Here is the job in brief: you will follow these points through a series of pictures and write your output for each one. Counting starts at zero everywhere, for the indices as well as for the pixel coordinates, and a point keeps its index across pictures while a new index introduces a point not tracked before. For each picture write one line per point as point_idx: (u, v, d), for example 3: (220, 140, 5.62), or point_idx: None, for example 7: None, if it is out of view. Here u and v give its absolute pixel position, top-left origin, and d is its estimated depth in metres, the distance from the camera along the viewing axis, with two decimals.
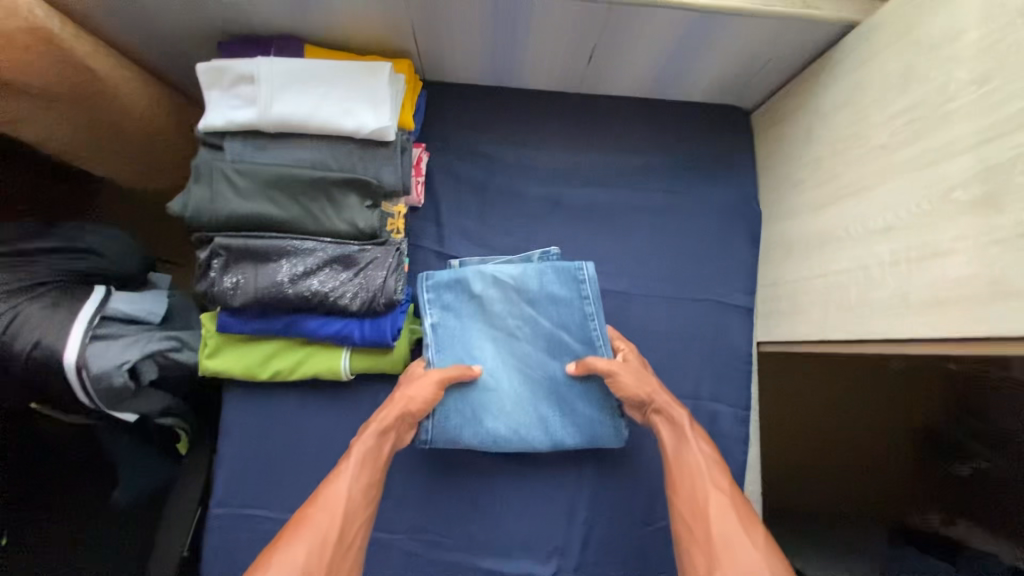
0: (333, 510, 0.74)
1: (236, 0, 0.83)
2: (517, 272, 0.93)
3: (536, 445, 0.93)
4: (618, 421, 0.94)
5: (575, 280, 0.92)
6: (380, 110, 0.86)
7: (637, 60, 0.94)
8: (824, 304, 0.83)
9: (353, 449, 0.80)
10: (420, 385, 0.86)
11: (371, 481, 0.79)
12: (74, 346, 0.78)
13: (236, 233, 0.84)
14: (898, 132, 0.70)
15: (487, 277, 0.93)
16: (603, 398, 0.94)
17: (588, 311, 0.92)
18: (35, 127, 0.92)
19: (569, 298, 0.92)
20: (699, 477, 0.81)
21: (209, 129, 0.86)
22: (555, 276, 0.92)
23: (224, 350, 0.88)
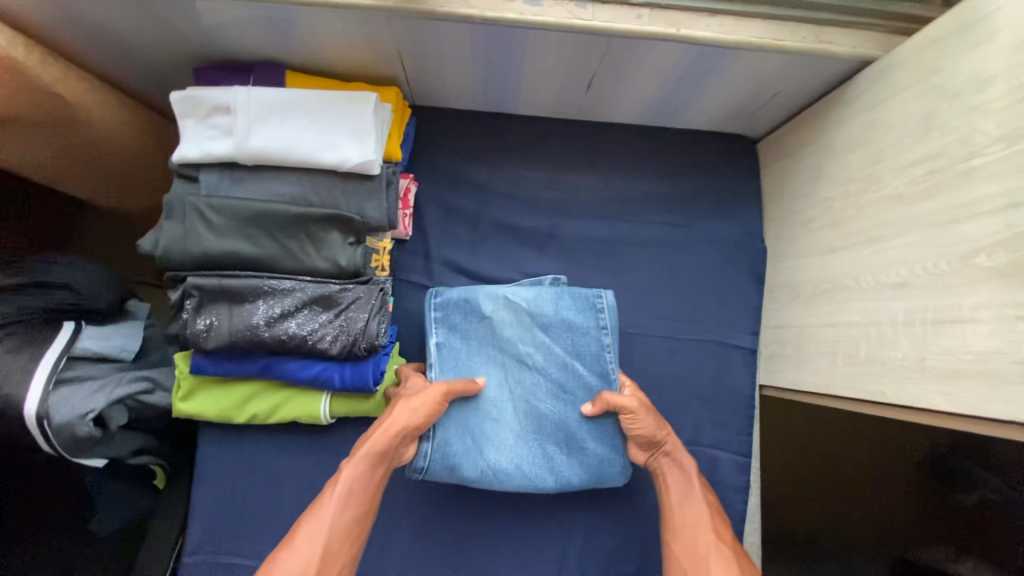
0: (314, 548, 0.68)
1: (212, 27, 0.78)
2: (531, 295, 0.85)
3: (541, 486, 0.85)
4: (627, 461, 0.87)
5: (592, 308, 0.85)
6: (363, 142, 0.81)
7: (638, 90, 0.89)
8: (831, 356, 0.78)
9: (341, 478, 0.73)
10: (415, 407, 0.78)
11: (360, 513, 0.73)
12: (36, 395, 0.75)
13: (209, 272, 0.80)
14: (916, 182, 0.66)
15: (498, 299, 0.85)
16: (616, 437, 0.86)
17: (605, 342, 0.85)
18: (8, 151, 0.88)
19: (586, 327, 0.85)
20: (698, 522, 0.77)
21: (184, 161, 0.82)
22: (571, 301, 0.85)
23: (199, 393, 0.84)
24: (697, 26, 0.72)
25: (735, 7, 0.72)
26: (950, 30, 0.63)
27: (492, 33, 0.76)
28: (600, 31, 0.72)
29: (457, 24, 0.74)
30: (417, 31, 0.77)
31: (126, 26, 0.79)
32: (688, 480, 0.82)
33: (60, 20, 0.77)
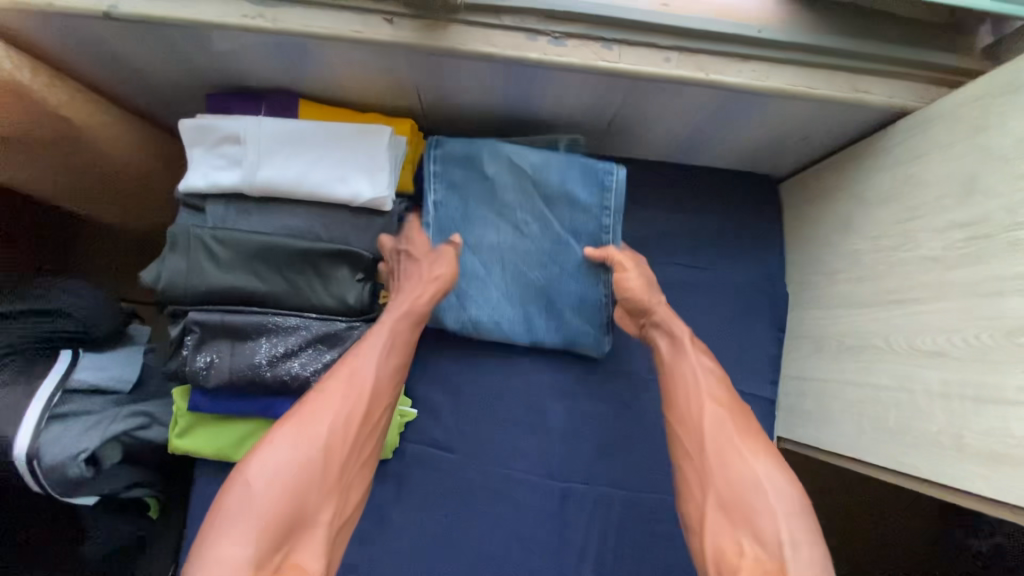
0: (358, 389, 0.70)
1: (224, 56, 0.76)
2: (538, 161, 0.84)
3: (516, 342, 0.88)
4: (605, 332, 0.88)
5: (601, 186, 0.84)
6: (376, 178, 0.79)
7: (660, 127, 0.86)
8: (857, 418, 0.75)
9: (383, 328, 0.75)
10: (439, 270, 0.81)
11: (401, 363, 0.76)
12: (27, 432, 0.72)
13: (211, 306, 0.77)
14: (956, 246, 0.63)
15: (504, 160, 0.84)
16: (598, 312, 0.87)
17: (606, 223, 0.85)
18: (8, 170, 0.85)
19: (591, 205, 0.85)
20: (696, 394, 0.72)
21: (189, 190, 0.79)
22: (578, 174, 0.84)
23: (197, 429, 0.81)
24: (727, 71, 0.69)
25: (768, 53, 0.69)
26: (998, 89, 0.60)
27: (513, 71, 0.73)
28: (625, 73, 0.70)
29: (476, 62, 0.72)
30: (436, 66, 0.74)
31: (138, 54, 0.77)
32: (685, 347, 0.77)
33: (69, 44, 0.75)
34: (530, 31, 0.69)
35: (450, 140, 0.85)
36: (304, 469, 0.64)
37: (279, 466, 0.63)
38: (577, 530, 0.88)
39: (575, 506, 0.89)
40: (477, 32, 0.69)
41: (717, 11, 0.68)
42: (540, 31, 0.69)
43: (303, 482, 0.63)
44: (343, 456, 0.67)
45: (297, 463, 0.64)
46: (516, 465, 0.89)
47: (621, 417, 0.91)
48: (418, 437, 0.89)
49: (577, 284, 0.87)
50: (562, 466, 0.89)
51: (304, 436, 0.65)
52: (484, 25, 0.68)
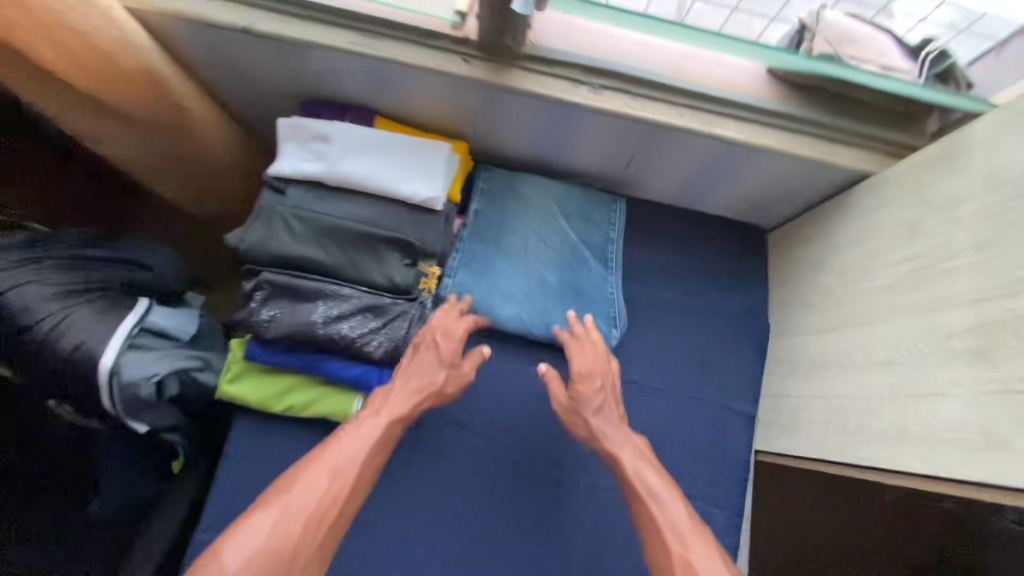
0: (341, 476, 0.73)
1: (324, 73, 0.95)
2: (562, 188, 1.05)
3: (535, 334, 1.01)
4: (612, 326, 1.01)
5: (608, 209, 1.07)
6: (433, 182, 0.96)
7: (670, 173, 1.03)
8: (824, 424, 0.86)
9: (370, 425, 0.79)
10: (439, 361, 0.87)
11: (378, 458, 0.79)
12: (113, 352, 0.81)
13: (282, 270, 0.91)
14: (903, 277, 0.78)
15: (535, 185, 1.05)
16: (609, 311, 1.02)
17: (611, 236, 1.06)
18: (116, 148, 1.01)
19: (600, 223, 1.06)
20: (680, 523, 0.72)
21: (278, 175, 0.95)
22: (591, 201, 1.06)
23: (246, 377, 0.93)
24: (727, 127, 0.88)
25: (760, 117, 0.88)
26: (938, 156, 0.77)
27: (557, 110, 0.91)
28: (646, 120, 0.88)
29: (528, 100, 0.90)
30: (497, 101, 0.92)
31: (255, 64, 0.96)
32: (637, 452, 0.82)
33: (201, 51, 0.94)
34: (574, 80, 0.88)
35: (495, 168, 1.06)
36: (272, 548, 0.65)
37: (244, 543, 0.64)
38: (570, 513, 0.96)
39: (571, 490, 0.98)
40: (533, 76, 0.87)
41: (723, 82, 0.87)
42: (583, 81, 0.88)
43: (265, 561, 0.64)
44: (312, 542, 0.67)
45: (261, 546, 0.64)
46: (520, 450, 0.99)
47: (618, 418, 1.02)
48: (436, 413, 0.99)
49: (593, 279, 1.03)
50: (560, 456, 0.99)
51: (268, 515, 0.67)
52: (540, 71, 0.87)
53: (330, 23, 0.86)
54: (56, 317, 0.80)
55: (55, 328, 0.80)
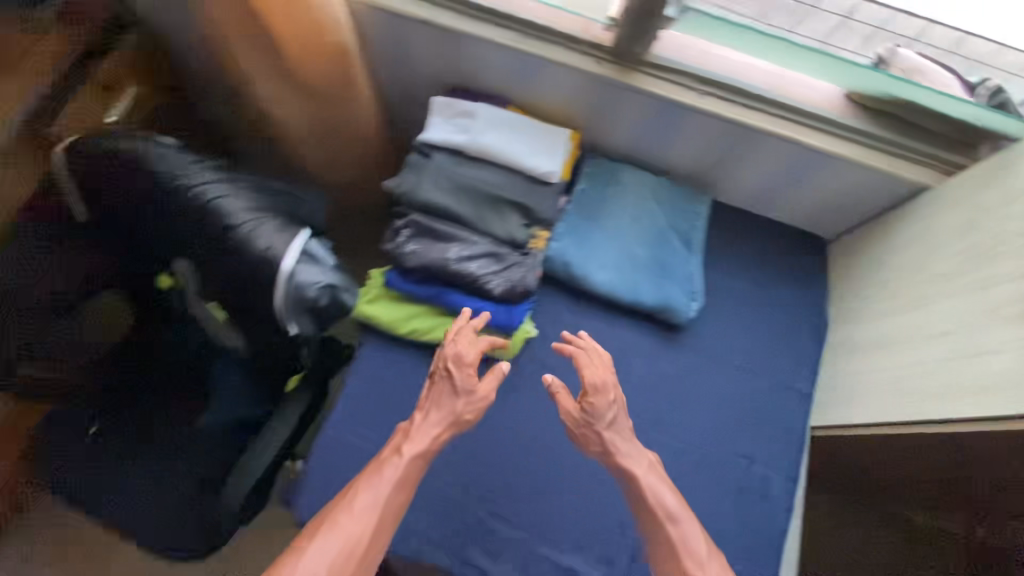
0: (364, 522, 0.81)
1: (473, 63, 1.15)
2: (656, 180, 1.22)
3: (622, 299, 1.15)
4: (691, 300, 1.15)
5: (693, 201, 1.23)
6: (552, 159, 1.14)
7: (750, 177, 1.20)
8: (882, 391, 1.01)
9: (389, 469, 0.86)
10: (461, 388, 0.93)
11: (403, 496, 0.86)
12: (293, 255, 0.98)
13: (425, 215, 1.10)
14: (958, 264, 0.94)
15: (633, 174, 1.22)
16: (690, 286, 1.17)
17: (695, 223, 1.21)
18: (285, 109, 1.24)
19: (686, 211, 1.21)
20: (695, 547, 0.86)
21: (426, 140, 1.14)
22: (680, 192, 1.22)
23: (382, 300, 1.10)
24: (811, 136, 1.06)
25: (838, 130, 1.05)
26: (992, 166, 0.95)
27: (666, 110, 1.09)
28: (742, 124, 1.06)
29: (644, 99, 1.09)
30: (616, 99, 1.11)
31: (416, 52, 1.17)
32: (651, 469, 0.93)
33: (377, 36, 1.15)
34: (685, 86, 1.06)
35: (599, 157, 1.24)
36: None
37: None
38: None
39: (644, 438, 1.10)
40: (651, 79, 1.06)
41: (809, 99, 1.06)
42: (692, 87, 1.06)
43: None
44: None
45: None
46: None
47: (689, 382, 1.14)
48: (533, 356, 1.14)
49: (677, 259, 1.18)
50: (636, 408, 1.12)
51: (296, 563, 0.76)
52: (658, 75, 1.06)
53: (492, 23, 1.07)
54: (251, 226, 0.98)
55: (252, 233, 0.98)
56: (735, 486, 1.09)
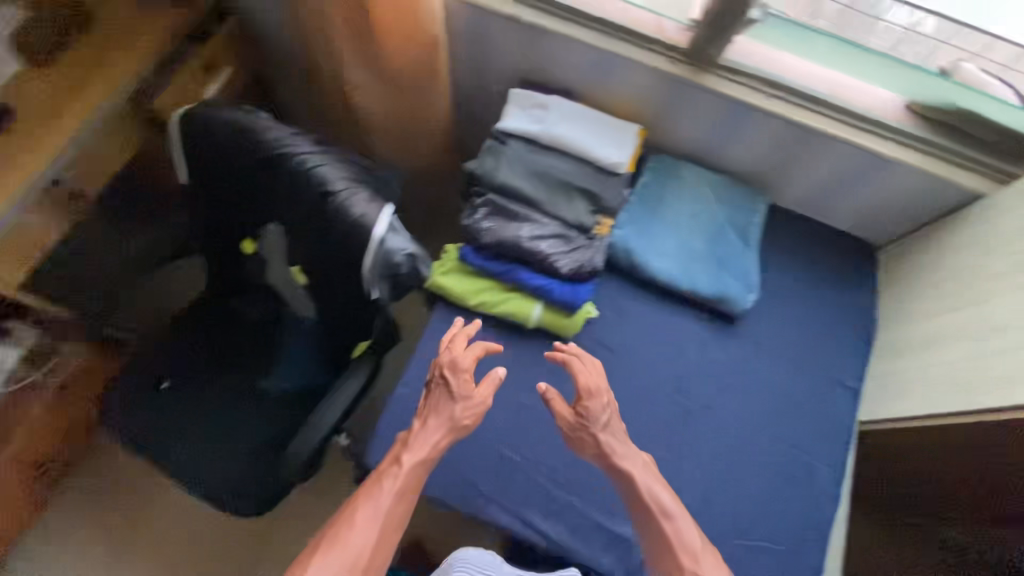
0: (370, 533, 0.83)
1: (550, 60, 1.23)
2: (715, 179, 1.28)
3: (680, 287, 1.21)
4: (746, 291, 1.20)
5: (752, 200, 1.28)
6: (622, 151, 1.21)
7: (808, 180, 1.25)
8: (936, 384, 1.06)
9: (391, 479, 0.88)
10: (456, 395, 0.96)
11: (406, 502, 0.89)
12: (384, 223, 1.05)
13: (500, 197, 1.17)
14: (1014, 263, 0.99)
15: (694, 171, 1.28)
16: (747, 279, 1.22)
17: (753, 220, 1.27)
18: (367, 96, 1.33)
19: (744, 208, 1.27)
20: (691, 542, 0.88)
21: (503, 128, 1.21)
22: (738, 191, 1.28)
23: (454, 273, 1.18)
24: (871, 141, 1.12)
25: (898, 136, 1.12)
26: None
27: (733, 109, 1.16)
28: (805, 126, 1.13)
29: (712, 99, 1.16)
30: (685, 98, 1.19)
31: (496, 48, 1.26)
32: (645, 469, 0.94)
33: (461, 32, 1.24)
34: (752, 88, 1.13)
35: (662, 155, 1.30)
36: None
37: None
38: (694, 436, 1.14)
39: (697, 419, 1.16)
40: (721, 81, 1.14)
41: (871, 106, 1.12)
42: (759, 90, 1.13)
43: None
44: None
45: None
46: (655, 379, 1.17)
47: (741, 371, 1.19)
48: (592, 337, 1.19)
49: (734, 252, 1.23)
50: (691, 393, 1.17)
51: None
52: (727, 77, 1.13)
53: (572, 23, 1.16)
54: (346, 193, 1.06)
55: (347, 200, 1.05)
56: (782, 471, 1.14)
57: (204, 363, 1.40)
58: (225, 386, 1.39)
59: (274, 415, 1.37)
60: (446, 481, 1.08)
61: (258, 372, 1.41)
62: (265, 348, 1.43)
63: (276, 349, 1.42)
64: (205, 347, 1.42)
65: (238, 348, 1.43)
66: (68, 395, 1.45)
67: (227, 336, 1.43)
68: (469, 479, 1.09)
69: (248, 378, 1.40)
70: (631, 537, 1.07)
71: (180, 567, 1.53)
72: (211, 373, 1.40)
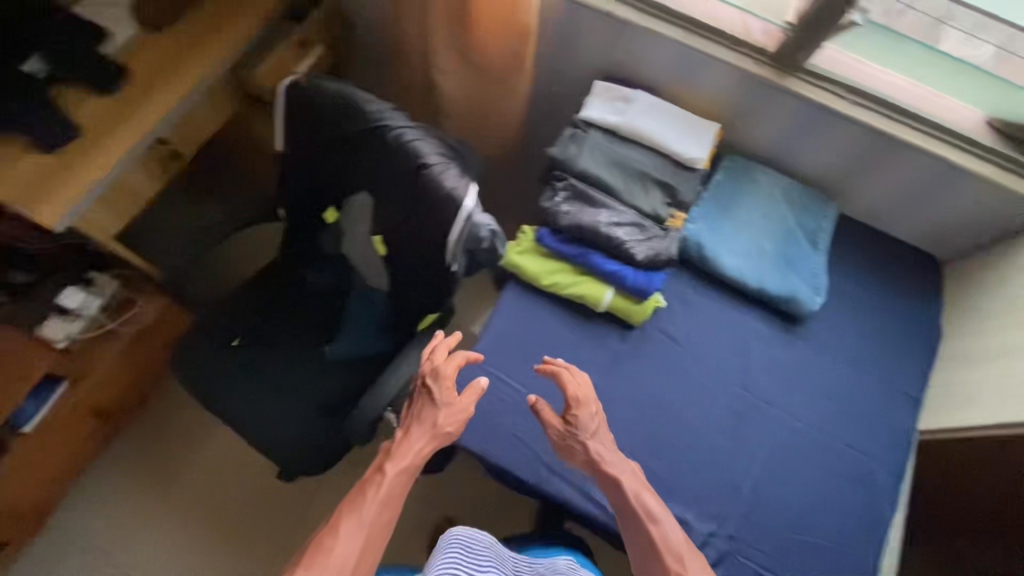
0: (356, 540, 0.82)
1: (636, 57, 1.28)
2: (788, 183, 1.31)
3: (748, 285, 1.23)
4: (814, 293, 1.22)
5: (822, 206, 1.31)
6: (700, 147, 1.24)
7: (880, 189, 1.27)
8: (1006, 395, 1.09)
9: (377, 485, 0.89)
10: (440, 403, 1.00)
11: (394, 507, 0.89)
12: (473, 198, 1.09)
13: (580, 183, 1.22)
14: None
15: (767, 174, 1.31)
16: (814, 281, 1.24)
17: (823, 225, 1.29)
18: (453, 84, 1.39)
19: (815, 213, 1.30)
20: (677, 542, 0.88)
21: (585, 118, 1.26)
22: (809, 196, 1.31)
23: (530, 254, 1.22)
24: (951, 153, 1.14)
25: (978, 150, 1.13)
26: None
27: (814, 114, 1.19)
28: (885, 134, 1.15)
29: (795, 102, 1.19)
30: (766, 100, 1.22)
31: (583, 44, 1.30)
32: (633, 475, 0.96)
33: (551, 26, 1.29)
34: (836, 94, 1.16)
35: (735, 156, 1.33)
36: None
37: None
38: (754, 430, 1.16)
39: (757, 414, 1.18)
40: (806, 85, 1.17)
41: (953, 119, 1.14)
42: (842, 96, 1.16)
43: None
44: None
45: None
46: (719, 371, 1.20)
47: (803, 372, 1.21)
48: (658, 326, 1.22)
49: (802, 255, 1.26)
50: (753, 388, 1.19)
51: None
52: (812, 81, 1.16)
53: (664, 21, 1.20)
54: (439, 165, 1.09)
55: (439, 172, 1.09)
56: (841, 471, 1.15)
57: (272, 325, 1.47)
58: (291, 349, 1.45)
59: (337, 381, 1.43)
60: (510, 449, 1.12)
61: (321, 338, 1.47)
62: (330, 317, 1.49)
63: (341, 318, 1.46)
64: (273, 311, 1.48)
65: (305, 314, 1.49)
66: (136, 350, 1.49)
67: (295, 302, 1.50)
68: (532, 450, 1.13)
69: (313, 343, 1.46)
70: (689, 521, 1.09)
71: (230, 522, 1.59)
72: (278, 335, 1.46)
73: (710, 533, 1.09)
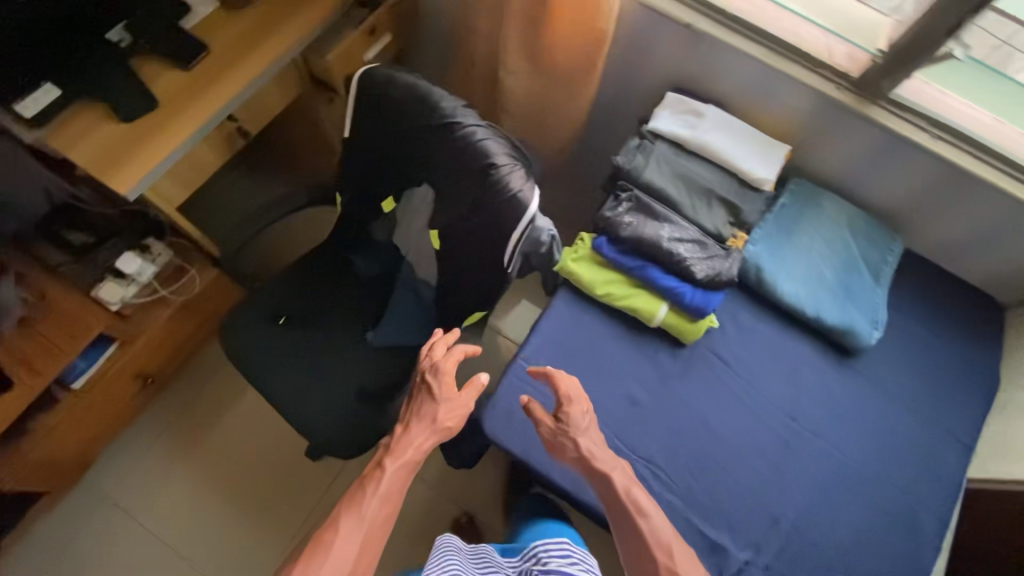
0: (357, 537, 0.85)
1: (710, 71, 1.25)
2: (855, 212, 1.28)
3: (805, 312, 1.21)
4: (873, 327, 1.20)
5: (888, 239, 1.28)
6: (769, 168, 1.22)
7: (951, 226, 1.24)
8: None
9: (377, 481, 0.91)
10: (441, 398, 1.01)
11: (394, 501, 0.91)
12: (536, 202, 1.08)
13: (644, 195, 1.20)
14: None
15: (833, 201, 1.28)
16: (873, 315, 1.21)
17: (887, 258, 1.26)
18: (520, 84, 1.38)
19: (880, 245, 1.26)
20: (665, 538, 0.89)
21: (653, 129, 1.24)
22: (875, 228, 1.27)
23: (585, 262, 1.21)
24: None
25: None
26: None
27: (892, 144, 1.15)
28: (966, 171, 1.11)
29: (874, 130, 1.15)
30: (844, 125, 1.18)
31: (658, 54, 1.28)
32: (624, 471, 0.97)
33: (627, 32, 1.27)
34: (919, 126, 1.12)
35: (802, 179, 1.30)
36: None
37: None
38: (799, 461, 1.15)
39: (803, 444, 1.16)
40: (887, 114, 1.13)
41: None
42: (925, 129, 1.12)
43: None
44: None
45: None
46: (767, 397, 1.18)
47: (853, 406, 1.19)
48: (709, 345, 1.21)
49: (864, 287, 1.23)
50: (801, 418, 1.17)
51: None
52: (895, 111, 1.13)
53: (746, 38, 1.18)
54: (508, 166, 1.08)
55: (506, 173, 1.08)
56: (884, 511, 1.13)
57: (319, 306, 1.48)
58: (335, 331, 1.47)
59: (378, 367, 1.44)
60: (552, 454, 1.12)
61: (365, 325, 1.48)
62: (374, 305, 1.50)
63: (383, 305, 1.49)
64: (320, 293, 1.50)
65: (351, 299, 1.51)
66: (183, 318, 1.52)
67: (342, 286, 1.51)
68: None
69: (357, 328, 1.48)
70: (726, 546, 1.08)
71: (259, 493, 1.63)
72: (324, 317, 1.48)
73: (746, 560, 1.08)
